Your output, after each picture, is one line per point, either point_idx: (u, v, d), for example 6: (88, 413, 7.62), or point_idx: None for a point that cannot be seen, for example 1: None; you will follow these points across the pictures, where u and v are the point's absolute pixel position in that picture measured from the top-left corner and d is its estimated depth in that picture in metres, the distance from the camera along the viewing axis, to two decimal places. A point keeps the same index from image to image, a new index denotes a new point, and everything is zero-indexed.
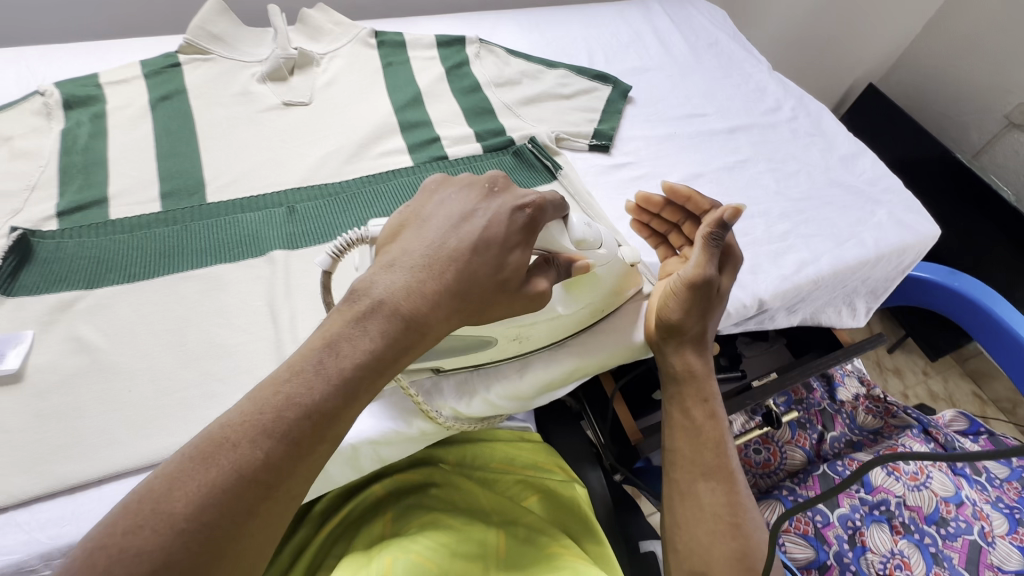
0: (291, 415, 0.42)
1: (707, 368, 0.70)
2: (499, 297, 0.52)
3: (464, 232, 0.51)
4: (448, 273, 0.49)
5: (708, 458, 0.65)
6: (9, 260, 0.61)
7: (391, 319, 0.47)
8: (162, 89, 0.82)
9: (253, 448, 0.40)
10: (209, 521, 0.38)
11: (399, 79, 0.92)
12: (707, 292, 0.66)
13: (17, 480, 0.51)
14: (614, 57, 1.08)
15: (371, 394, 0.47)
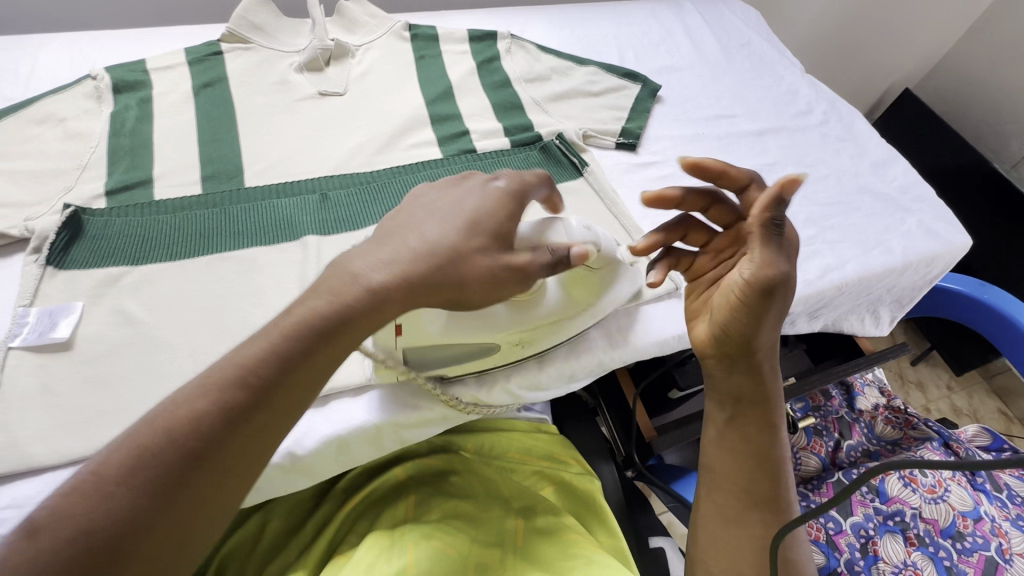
0: (226, 377, 0.42)
1: (774, 387, 0.65)
2: (472, 261, 0.50)
3: (438, 209, 0.53)
4: (415, 241, 0.50)
5: (764, 488, 0.63)
6: (62, 235, 0.65)
7: (344, 280, 0.48)
8: (205, 76, 0.85)
9: (185, 408, 0.41)
10: (140, 484, 0.38)
11: (431, 72, 0.94)
12: (777, 303, 0.59)
13: (65, 442, 0.54)
14: (644, 55, 1.08)
15: (318, 364, 0.46)
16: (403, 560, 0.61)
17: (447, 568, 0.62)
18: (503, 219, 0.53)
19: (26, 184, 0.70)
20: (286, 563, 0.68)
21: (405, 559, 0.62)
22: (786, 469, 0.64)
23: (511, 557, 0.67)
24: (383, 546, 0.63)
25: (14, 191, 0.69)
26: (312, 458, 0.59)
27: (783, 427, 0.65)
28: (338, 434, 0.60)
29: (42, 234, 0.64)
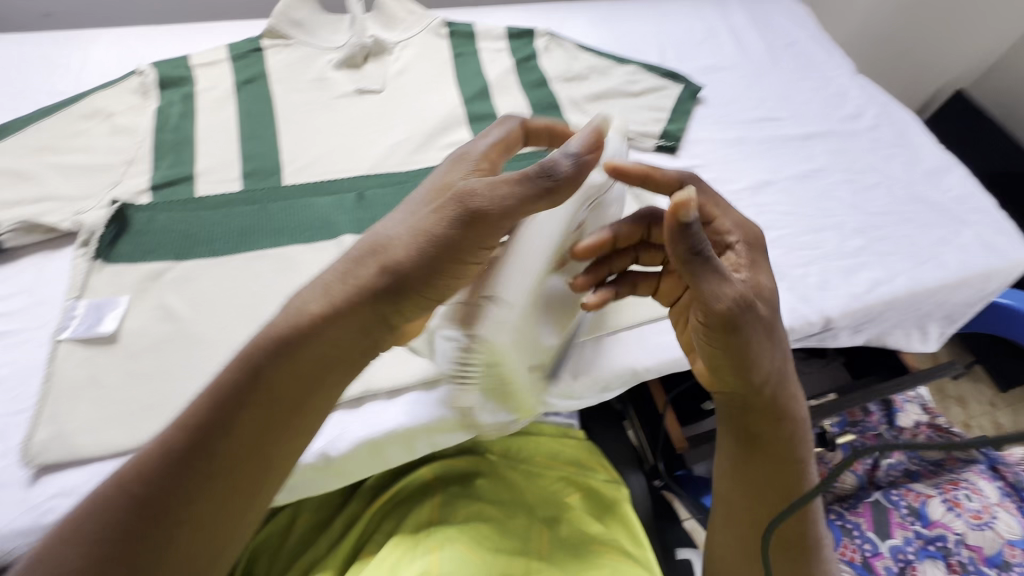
0: (174, 427, 0.43)
1: (795, 421, 0.61)
2: (416, 239, 0.47)
3: (403, 209, 0.51)
4: (362, 253, 0.48)
5: (788, 527, 0.61)
6: (109, 230, 0.67)
7: (302, 301, 0.48)
8: (246, 73, 0.86)
9: (134, 459, 0.42)
10: (90, 537, 0.39)
11: (468, 70, 0.93)
12: (745, 340, 0.54)
13: (110, 435, 0.55)
14: (685, 54, 1.05)
15: (263, 400, 0.44)
16: (428, 558, 0.63)
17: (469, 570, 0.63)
18: (456, 174, 0.50)
19: (76, 178, 0.71)
20: (315, 558, 0.68)
21: (429, 557, 0.63)
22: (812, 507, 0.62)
23: (536, 566, 0.66)
24: (409, 547, 0.64)
25: (64, 185, 0.70)
26: (345, 460, 0.59)
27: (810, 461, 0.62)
28: (370, 436, 0.60)
29: (91, 228, 0.66)
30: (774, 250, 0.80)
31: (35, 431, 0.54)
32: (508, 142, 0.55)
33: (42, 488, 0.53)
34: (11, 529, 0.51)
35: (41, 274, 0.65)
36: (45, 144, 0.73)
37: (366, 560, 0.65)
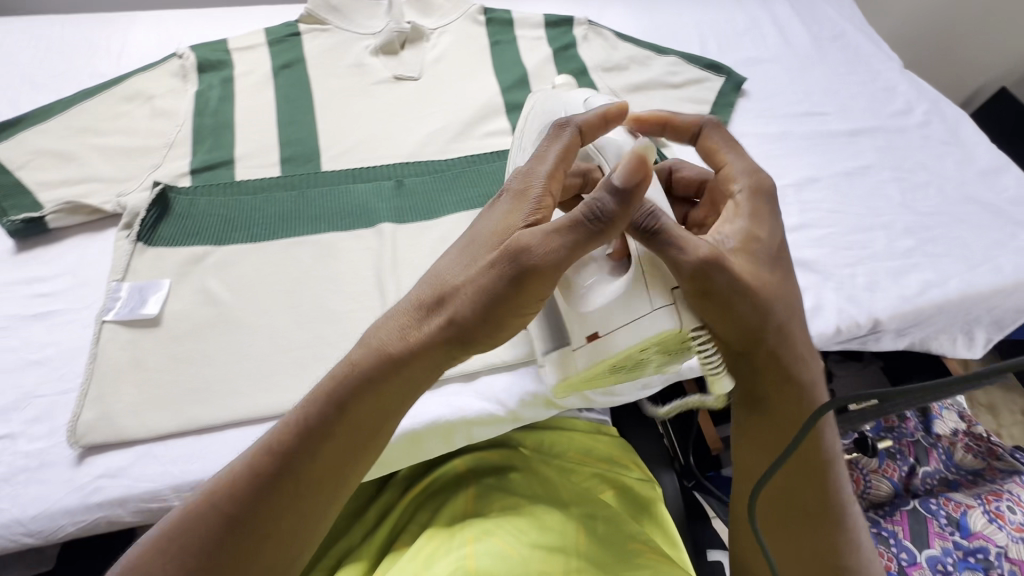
0: (262, 452, 0.44)
1: (806, 382, 0.58)
2: (471, 286, 0.45)
3: (461, 246, 0.48)
4: (425, 296, 0.47)
5: (803, 494, 0.58)
6: (152, 212, 0.66)
7: (374, 339, 0.47)
8: (284, 57, 0.85)
9: (225, 478, 0.43)
10: (191, 551, 0.42)
11: (506, 58, 0.91)
12: (730, 299, 0.50)
13: (154, 418, 0.55)
14: (727, 45, 1.02)
15: (342, 434, 0.45)
16: (464, 551, 0.61)
17: (508, 566, 0.60)
18: (514, 218, 0.47)
19: (118, 161, 0.71)
20: (348, 547, 0.68)
21: (464, 550, 0.61)
22: (832, 470, 0.58)
23: (575, 563, 0.63)
24: (444, 539, 0.63)
25: (107, 167, 0.70)
26: (387, 450, 0.59)
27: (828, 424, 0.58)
28: (410, 426, 0.59)
29: (133, 210, 0.66)
30: (820, 249, 0.78)
31: (82, 412, 0.54)
32: (566, 164, 0.50)
33: (88, 468, 0.53)
34: (59, 507, 0.51)
35: (85, 255, 0.65)
36: (87, 126, 0.73)
37: (400, 552, 0.64)
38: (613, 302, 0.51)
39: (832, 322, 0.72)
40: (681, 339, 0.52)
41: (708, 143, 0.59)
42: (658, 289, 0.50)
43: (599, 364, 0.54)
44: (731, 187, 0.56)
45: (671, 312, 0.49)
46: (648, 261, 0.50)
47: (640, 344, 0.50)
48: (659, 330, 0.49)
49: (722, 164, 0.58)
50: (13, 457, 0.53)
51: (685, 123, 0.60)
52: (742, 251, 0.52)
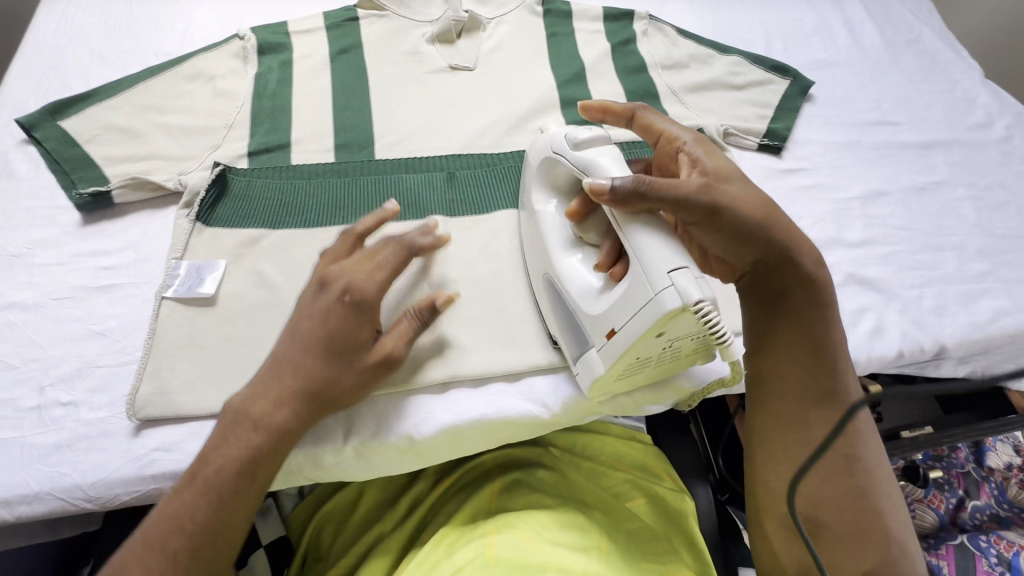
0: (168, 531, 0.48)
1: (814, 268, 0.60)
2: (335, 377, 0.53)
3: (305, 340, 0.54)
4: (289, 379, 0.52)
5: (818, 378, 0.59)
6: (210, 192, 0.67)
7: (248, 424, 0.51)
8: (341, 42, 0.85)
9: (141, 567, 0.47)
10: None
11: (563, 52, 0.89)
12: (728, 219, 0.55)
13: (206, 395, 0.56)
14: (794, 46, 0.97)
15: (245, 495, 0.50)
16: (484, 541, 0.60)
17: (526, 556, 0.57)
18: (360, 325, 0.54)
19: (179, 139, 0.72)
20: (380, 534, 0.68)
21: (485, 539, 0.60)
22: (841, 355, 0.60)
23: (597, 565, 0.59)
24: (464, 530, 0.63)
25: (169, 145, 0.72)
26: (429, 444, 0.58)
27: (834, 307, 0.61)
28: (454, 423, 0.59)
29: (193, 189, 0.67)
30: (885, 268, 0.74)
31: (140, 385, 0.56)
32: (392, 264, 0.57)
33: (143, 440, 0.55)
34: (115, 476, 0.53)
35: (146, 231, 0.67)
36: (150, 103, 0.75)
37: (423, 543, 0.64)
38: (621, 298, 0.52)
39: (894, 345, 0.68)
40: (690, 319, 0.48)
41: (643, 121, 0.62)
42: (657, 271, 0.48)
43: (622, 362, 0.53)
44: (676, 143, 0.61)
45: (673, 291, 0.47)
46: (643, 241, 0.50)
47: (650, 331, 0.49)
48: (663, 312, 0.47)
49: (661, 132, 0.62)
50: (75, 424, 0.55)
51: (616, 109, 0.63)
52: (718, 178, 0.57)
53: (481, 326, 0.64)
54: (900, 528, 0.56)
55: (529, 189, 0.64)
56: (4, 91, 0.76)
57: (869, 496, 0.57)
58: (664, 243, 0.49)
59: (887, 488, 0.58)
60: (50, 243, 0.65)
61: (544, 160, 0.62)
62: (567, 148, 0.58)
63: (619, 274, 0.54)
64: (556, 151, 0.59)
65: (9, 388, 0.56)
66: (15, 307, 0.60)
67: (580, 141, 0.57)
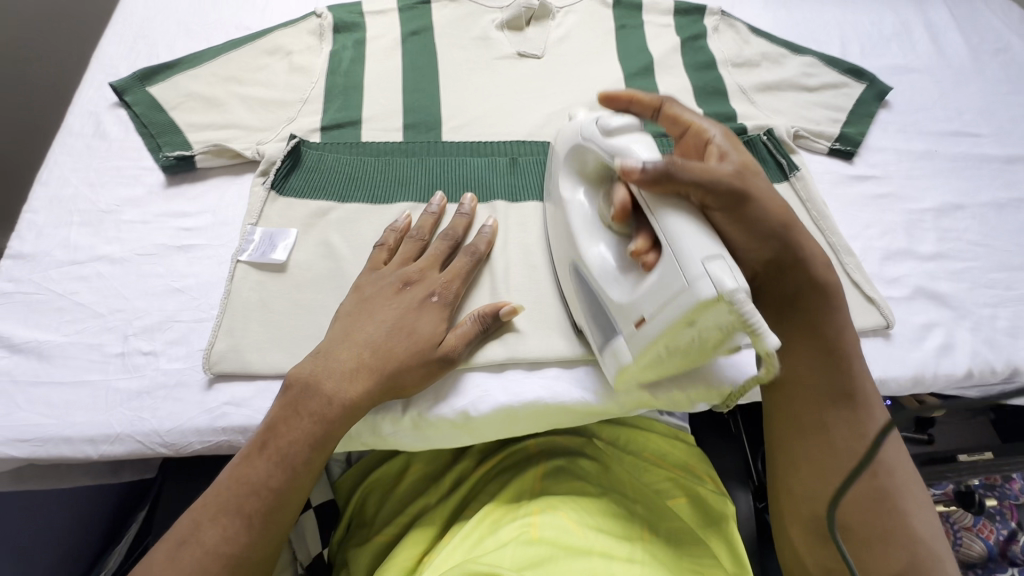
0: (242, 492, 0.50)
1: (823, 271, 0.60)
2: (405, 362, 0.55)
3: (381, 325, 0.57)
4: (363, 358, 0.55)
5: (836, 380, 0.59)
6: (286, 162, 0.70)
7: (319, 400, 0.53)
8: (413, 24, 0.86)
9: (216, 527, 0.49)
10: None
11: (632, 44, 0.88)
12: (754, 213, 0.54)
13: (275, 356, 0.59)
14: (872, 50, 0.94)
15: (313, 465, 0.53)
16: (528, 519, 0.61)
17: (571, 539, 0.58)
18: (431, 320, 0.58)
19: (257, 111, 0.75)
20: (425, 505, 0.70)
21: (530, 518, 0.61)
22: (855, 353, 0.60)
23: (639, 554, 0.59)
24: (510, 508, 0.64)
25: (248, 116, 0.74)
26: (483, 422, 0.60)
27: (842, 309, 0.61)
28: (509, 403, 0.60)
29: (270, 159, 0.70)
30: (957, 283, 0.72)
31: (215, 342, 0.58)
32: (462, 269, 0.62)
33: (216, 394, 0.57)
34: (190, 426, 0.56)
35: (224, 196, 0.70)
36: (230, 74, 0.77)
37: (467, 518, 0.66)
38: (652, 286, 0.50)
39: (964, 363, 0.66)
40: (725, 310, 0.46)
41: (671, 112, 0.61)
42: (690, 259, 0.46)
43: (651, 351, 0.52)
44: (705, 136, 0.59)
45: (707, 280, 0.45)
46: (678, 226, 0.48)
47: (680, 320, 0.47)
48: (696, 301, 0.45)
49: (689, 125, 0.61)
50: (155, 373, 0.58)
51: (643, 99, 0.61)
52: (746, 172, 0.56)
53: (535, 311, 0.64)
54: (927, 529, 0.55)
55: (556, 177, 0.63)
56: (97, 57, 0.80)
57: (895, 498, 0.56)
58: (697, 229, 0.48)
59: (912, 489, 0.56)
60: (136, 202, 0.68)
61: (574, 148, 0.60)
62: (597, 135, 0.56)
63: (652, 263, 0.51)
64: (587, 137, 0.58)
65: (97, 334, 0.60)
66: (104, 260, 0.64)
67: (611, 129, 0.55)
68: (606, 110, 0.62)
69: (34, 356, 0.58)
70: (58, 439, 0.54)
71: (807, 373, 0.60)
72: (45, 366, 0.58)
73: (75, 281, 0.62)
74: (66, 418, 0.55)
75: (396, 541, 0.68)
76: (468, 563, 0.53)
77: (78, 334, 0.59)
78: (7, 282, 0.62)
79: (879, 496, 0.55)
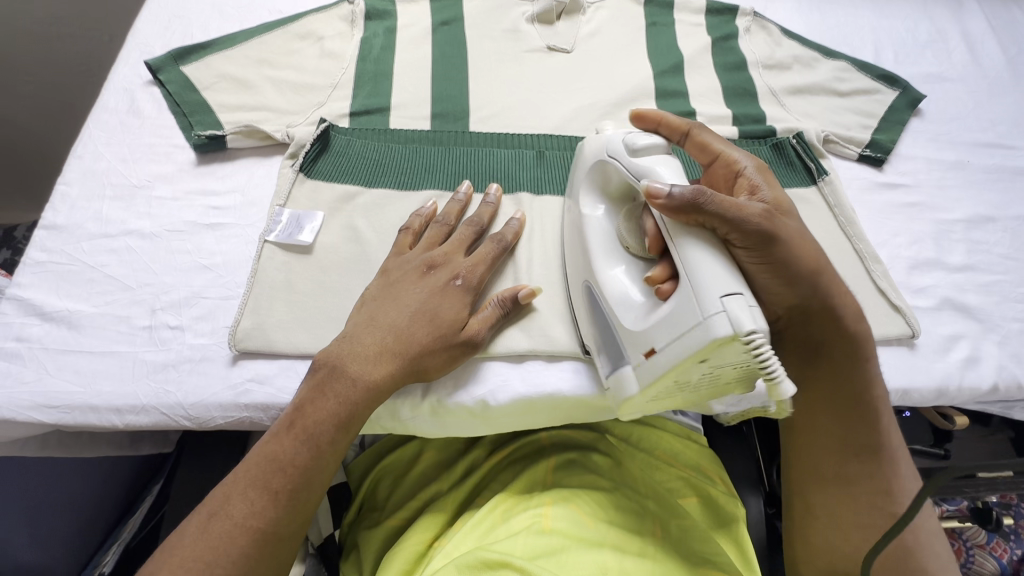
0: (269, 468, 0.50)
1: (856, 322, 0.59)
2: (428, 346, 0.56)
3: (404, 309, 0.57)
4: (386, 344, 0.55)
5: (862, 437, 0.59)
6: (315, 145, 0.70)
7: (345, 382, 0.53)
8: (443, 14, 0.85)
9: (245, 502, 0.49)
10: (229, 559, 0.47)
11: (662, 42, 0.87)
12: (784, 252, 0.52)
13: (300, 336, 0.59)
14: (905, 57, 0.93)
15: (337, 444, 0.53)
16: (540, 510, 0.61)
17: (582, 531, 0.59)
18: (454, 306, 0.58)
19: (288, 94, 0.76)
20: (436, 492, 0.71)
21: (541, 509, 0.61)
22: (884, 408, 0.60)
23: (651, 550, 0.59)
24: (521, 498, 0.64)
25: (278, 99, 0.75)
26: (502, 412, 0.60)
27: (874, 360, 0.60)
28: (529, 394, 0.60)
29: (299, 141, 0.70)
30: (986, 296, 0.71)
31: (241, 320, 0.59)
32: (488, 255, 0.61)
33: (240, 370, 0.58)
34: (214, 400, 0.56)
35: (252, 177, 0.70)
36: (262, 57, 0.78)
37: (478, 507, 0.66)
38: (665, 318, 0.49)
39: (990, 378, 0.65)
40: (741, 350, 0.46)
41: (700, 139, 0.59)
42: (709, 295, 0.46)
43: (658, 384, 0.51)
44: (737, 167, 0.58)
45: (724, 318, 0.45)
46: (698, 256, 0.48)
47: (693, 357, 0.47)
48: (711, 339, 0.45)
49: (719, 153, 0.59)
50: (181, 347, 0.59)
51: (672, 121, 0.59)
52: (777, 211, 0.55)
53: (556, 302, 0.64)
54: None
55: (577, 193, 0.62)
56: (133, 35, 0.81)
57: (918, 556, 0.56)
58: (718, 263, 0.47)
59: (935, 546, 0.57)
60: (167, 179, 0.69)
61: (599, 165, 0.60)
62: (623, 153, 0.56)
63: (667, 291, 0.51)
64: (611, 155, 0.57)
65: (125, 307, 0.61)
66: (134, 234, 0.65)
67: (637, 148, 0.55)
68: (636, 129, 0.61)
69: (64, 325, 0.59)
70: (85, 407, 0.55)
71: (826, 424, 0.61)
72: (75, 335, 0.59)
73: (105, 254, 0.63)
74: (94, 387, 0.56)
75: (405, 526, 0.68)
76: (480, 551, 0.54)
77: (107, 306, 0.60)
78: (41, 252, 0.63)
79: (904, 555, 0.56)
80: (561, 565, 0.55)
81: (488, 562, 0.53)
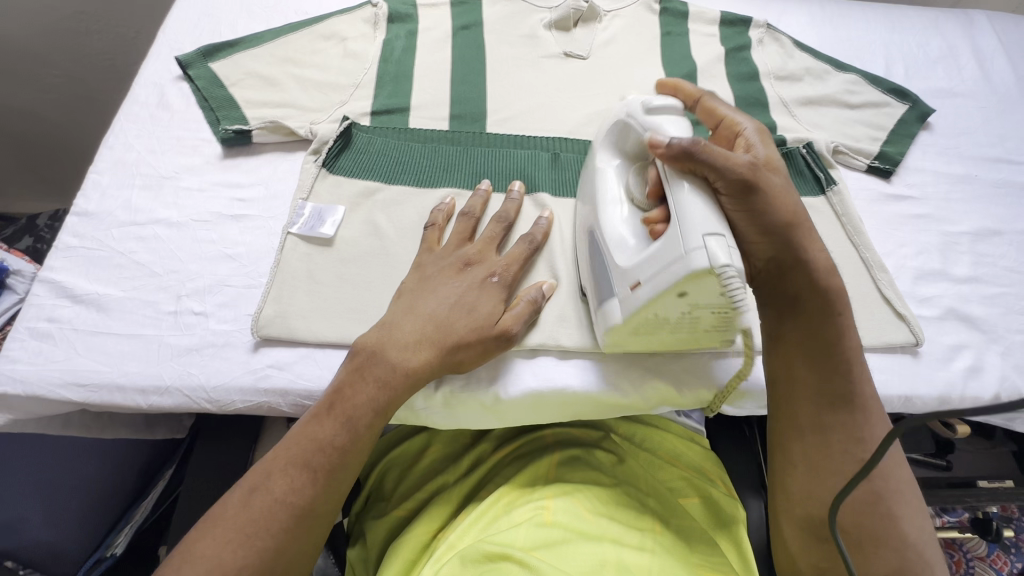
0: (308, 447, 0.52)
1: (828, 274, 0.60)
2: (463, 340, 0.57)
3: (443, 299, 0.59)
4: (426, 330, 0.57)
5: (833, 385, 0.60)
6: (337, 142, 0.72)
7: (385, 367, 0.55)
8: (464, 19, 0.88)
9: (286, 479, 0.51)
10: (270, 531, 0.49)
11: (676, 51, 0.89)
12: (761, 202, 0.55)
13: (320, 326, 0.61)
14: (915, 72, 0.94)
15: (373, 428, 0.55)
16: (541, 503, 0.62)
17: (582, 525, 0.60)
18: (488, 304, 0.59)
19: (311, 92, 0.78)
20: (443, 484, 0.72)
21: (542, 502, 0.62)
22: (856, 358, 0.60)
23: (650, 545, 0.60)
24: (524, 491, 0.65)
25: (302, 96, 0.77)
26: (512, 405, 0.62)
27: (849, 316, 0.61)
28: (539, 389, 0.61)
29: (322, 138, 0.72)
30: (989, 308, 0.72)
31: (263, 307, 0.61)
32: (523, 254, 0.64)
33: (261, 356, 0.60)
34: (235, 384, 0.58)
35: (276, 171, 0.73)
36: (287, 55, 0.80)
37: (482, 499, 0.67)
38: (652, 254, 0.51)
39: (993, 386, 0.66)
40: (714, 284, 0.48)
41: (708, 105, 0.62)
42: (692, 233, 0.48)
43: (636, 316, 0.54)
44: (738, 128, 0.60)
45: (703, 253, 0.47)
46: (687, 202, 0.50)
47: (671, 288, 0.49)
48: (688, 270, 0.47)
49: (724, 117, 0.61)
50: (205, 332, 0.61)
51: (688, 89, 0.63)
52: (766, 167, 0.57)
53: (566, 300, 0.65)
54: (916, 534, 0.56)
55: (595, 149, 0.64)
56: (163, 32, 0.84)
57: (884, 500, 0.57)
58: (706, 208, 0.50)
59: (907, 497, 0.58)
60: (194, 170, 0.71)
61: (618, 123, 0.61)
62: (640, 112, 0.58)
63: (660, 231, 0.53)
64: (629, 115, 0.59)
65: (152, 292, 0.63)
66: (161, 222, 0.67)
67: (653, 107, 0.57)
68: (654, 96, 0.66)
69: (93, 308, 0.61)
70: (112, 386, 0.57)
71: (807, 379, 0.61)
72: (104, 318, 0.61)
73: (133, 241, 0.66)
74: (121, 367, 0.58)
75: (411, 516, 0.70)
76: (482, 544, 0.56)
77: (135, 290, 0.63)
78: (72, 238, 0.65)
79: (873, 499, 0.57)
80: (562, 557, 0.56)
81: (491, 555, 0.55)
